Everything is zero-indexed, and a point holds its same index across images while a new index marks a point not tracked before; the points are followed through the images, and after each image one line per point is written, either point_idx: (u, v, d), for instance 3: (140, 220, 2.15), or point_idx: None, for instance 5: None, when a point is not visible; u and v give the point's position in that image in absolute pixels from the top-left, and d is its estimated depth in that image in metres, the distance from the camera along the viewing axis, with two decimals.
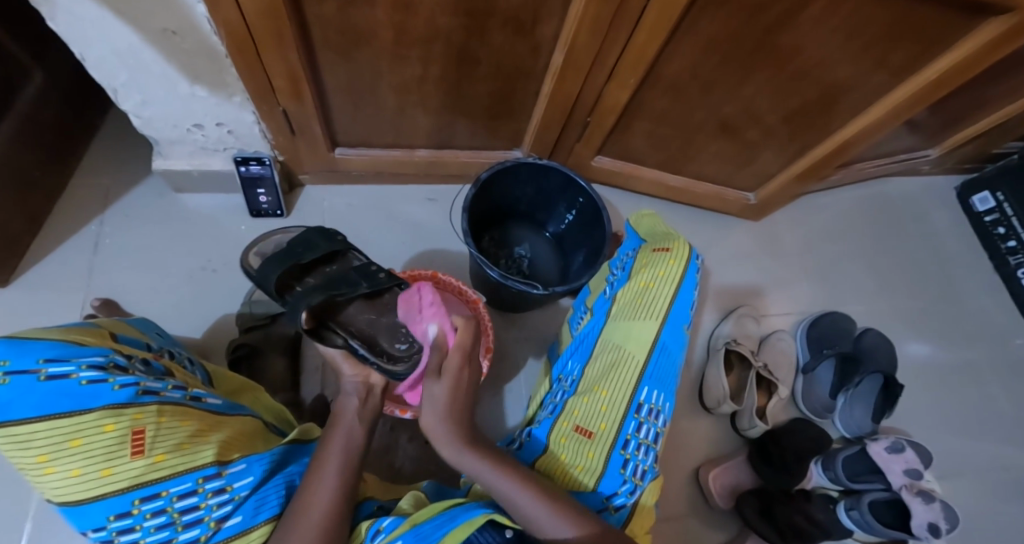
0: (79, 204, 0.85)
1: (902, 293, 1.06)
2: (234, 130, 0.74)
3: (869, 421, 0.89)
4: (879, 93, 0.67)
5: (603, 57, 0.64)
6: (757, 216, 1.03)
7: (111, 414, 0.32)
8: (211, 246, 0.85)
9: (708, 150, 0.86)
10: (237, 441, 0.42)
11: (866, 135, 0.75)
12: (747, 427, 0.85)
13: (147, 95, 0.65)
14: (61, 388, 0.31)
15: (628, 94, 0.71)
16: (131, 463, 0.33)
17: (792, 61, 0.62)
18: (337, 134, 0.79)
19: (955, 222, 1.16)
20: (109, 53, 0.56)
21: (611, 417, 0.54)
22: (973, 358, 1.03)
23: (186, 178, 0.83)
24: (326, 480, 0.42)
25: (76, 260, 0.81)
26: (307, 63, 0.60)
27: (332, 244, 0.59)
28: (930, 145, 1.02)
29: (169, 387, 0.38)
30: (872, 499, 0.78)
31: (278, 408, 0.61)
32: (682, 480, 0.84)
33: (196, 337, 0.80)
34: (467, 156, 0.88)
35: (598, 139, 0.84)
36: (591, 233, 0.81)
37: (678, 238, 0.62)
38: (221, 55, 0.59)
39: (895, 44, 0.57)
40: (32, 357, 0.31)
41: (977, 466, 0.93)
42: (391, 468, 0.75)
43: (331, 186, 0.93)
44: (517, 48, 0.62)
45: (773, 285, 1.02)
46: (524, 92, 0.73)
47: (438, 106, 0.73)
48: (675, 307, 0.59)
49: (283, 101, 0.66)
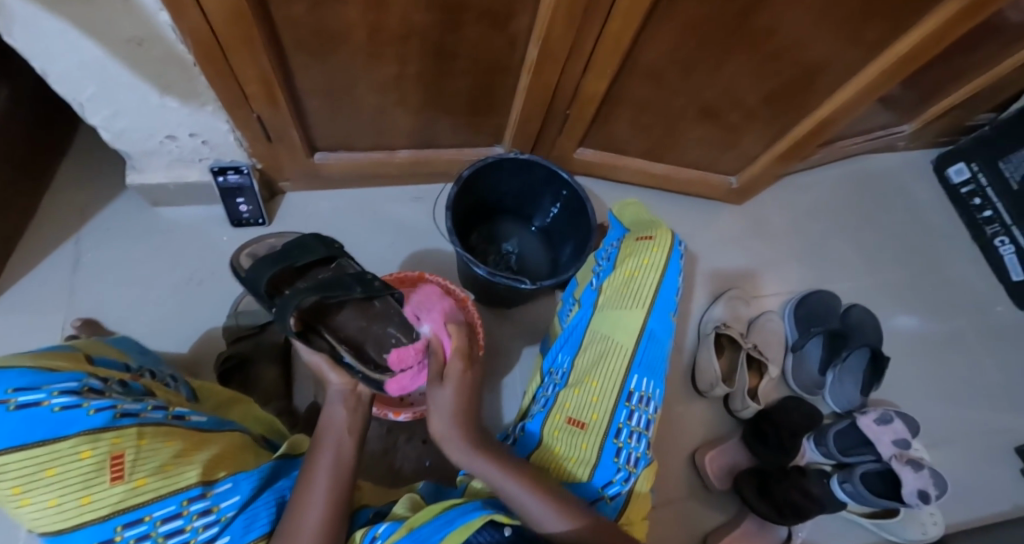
0: (54, 223, 0.83)
1: (884, 268, 1.08)
2: (209, 140, 0.73)
3: (859, 395, 0.91)
4: (852, 70, 0.68)
5: (578, 48, 0.64)
6: (740, 200, 1.04)
7: (87, 440, 0.32)
8: (193, 259, 0.84)
9: (688, 135, 0.86)
10: (225, 458, 0.42)
11: (842, 113, 0.76)
12: (739, 408, 0.86)
13: (116, 109, 0.63)
14: (33, 416, 0.31)
15: (607, 84, 0.71)
16: (111, 489, 0.32)
17: (765, 43, 0.62)
18: (316, 138, 0.78)
19: (932, 195, 1.18)
20: (73, 67, 0.55)
21: (603, 407, 0.54)
22: (956, 327, 1.05)
23: (163, 191, 0.82)
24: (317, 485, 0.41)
25: (54, 282, 0.79)
26: (279, 67, 0.59)
27: (330, 251, 0.58)
28: (904, 120, 1.03)
29: (149, 408, 0.38)
30: (864, 470, 0.79)
31: (269, 418, 0.60)
32: (679, 464, 0.85)
33: (184, 352, 0.79)
34: (448, 154, 0.87)
35: (578, 130, 0.84)
36: (578, 225, 0.82)
37: (660, 225, 0.63)
38: (189, 64, 0.57)
39: (862, 22, 0.58)
40: (1, 389, 0.31)
41: (964, 432, 0.95)
42: (390, 472, 0.75)
43: (314, 191, 0.92)
44: (492, 42, 0.62)
45: (759, 267, 1.03)
46: (501, 87, 0.73)
47: (416, 105, 0.73)
48: (661, 293, 0.59)
49: (258, 107, 0.65)
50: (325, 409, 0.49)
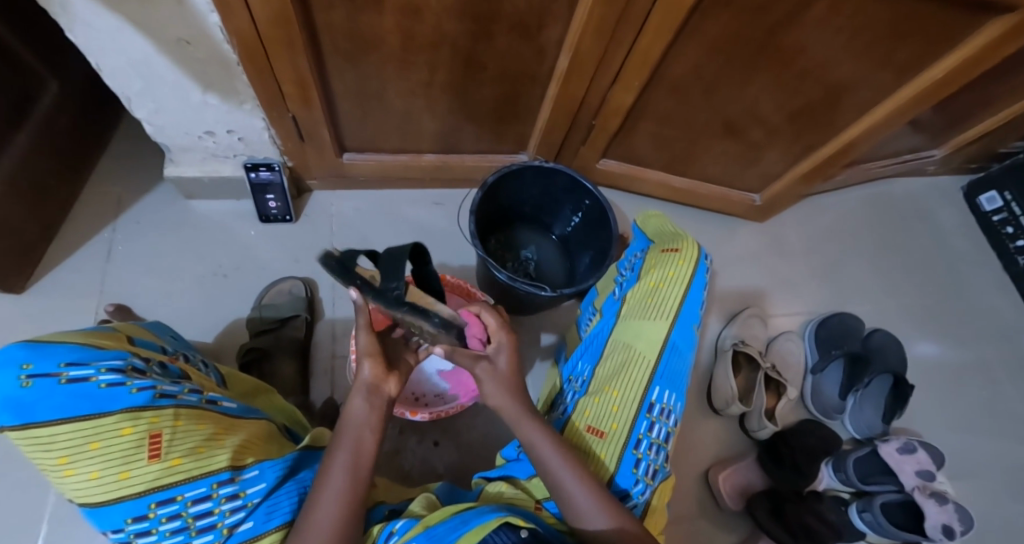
0: (92, 211, 0.86)
1: (909, 293, 1.06)
2: (245, 137, 0.75)
3: (880, 422, 0.89)
4: (882, 93, 0.67)
5: (607, 61, 0.64)
6: (763, 217, 1.04)
7: (129, 417, 0.33)
8: (222, 251, 0.86)
9: (711, 151, 0.86)
10: (252, 446, 0.42)
11: (870, 135, 0.75)
12: (755, 428, 0.84)
13: (160, 104, 0.66)
14: (80, 391, 0.32)
15: (633, 97, 0.72)
16: (148, 466, 0.34)
17: (795, 62, 0.62)
18: (345, 139, 0.80)
19: (961, 222, 1.15)
20: (123, 62, 0.57)
21: (623, 417, 0.53)
22: (983, 359, 1.02)
23: (197, 184, 0.84)
24: (337, 478, 0.41)
25: (89, 267, 0.82)
26: (316, 69, 0.61)
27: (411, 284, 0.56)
28: (934, 145, 1.02)
29: (185, 390, 0.39)
30: (884, 500, 0.77)
31: (291, 409, 0.62)
32: (692, 481, 0.84)
33: (207, 341, 0.80)
34: (472, 160, 0.88)
35: (602, 141, 0.84)
36: (599, 235, 0.82)
37: (686, 238, 0.63)
38: (232, 62, 0.59)
39: (896, 43, 0.58)
40: (53, 361, 0.32)
41: (991, 467, 0.92)
42: (400, 471, 0.75)
43: (339, 190, 0.94)
44: (522, 52, 0.63)
45: (780, 286, 1.02)
46: (529, 96, 0.74)
47: (443, 110, 0.74)
48: (685, 306, 0.59)
49: (293, 107, 0.67)
50: (348, 405, 0.46)
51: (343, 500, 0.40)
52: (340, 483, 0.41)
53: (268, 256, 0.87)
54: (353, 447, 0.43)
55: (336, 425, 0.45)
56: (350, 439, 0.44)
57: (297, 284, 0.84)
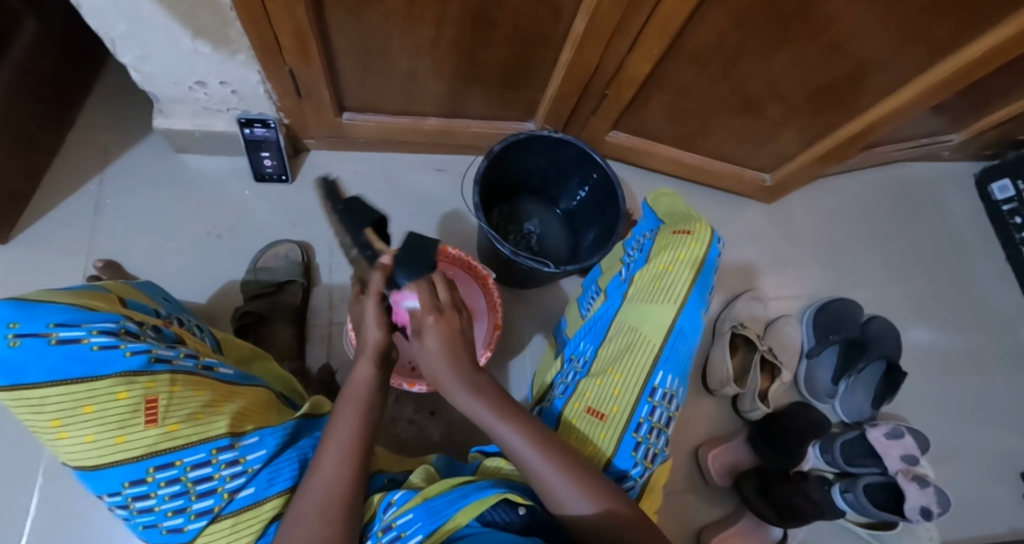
0: (80, 162, 0.82)
1: (910, 280, 1.05)
2: (239, 90, 0.71)
3: (869, 407, 0.90)
4: (911, 73, 0.64)
5: (627, 25, 0.60)
6: (772, 198, 1.01)
7: (123, 381, 0.32)
8: (214, 209, 0.84)
9: (725, 128, 0.83)
10: (251, 413, 0.42)
11: (893, 118, 0.72)
12: (748, 409, 0.86)
13: (147, 51, 0.62)
14: (72, 353, 0.31)
15: (650, 66, 0.68)
16: (145, 431, 0.33)
17: (826, 35, 0.58)
18: (345, 98, 0.76)
19: (970, 210, 1.14)
20: (105, 3, 0.53)
21: (624, 401, 0.53)
22: (976, 348, 1.03)
23: (189, 139, 0.81)
24: (342, 431, 0.41)
25: (76, 221, 0.79)
26: (316, 20, 0.56)
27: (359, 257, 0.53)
28: (952, 129, 0.99)
29: (181, 355, 0.38)
30: (868, 482, 0.79)
31: (288, 377, 0.61)
32: (682, 457, 0.86)
33: (201, 302, 0.79)
34: (478, 127, 0.85)
35: (614, 112, 0.81)
36: (605, 211, 0.80)
37: (699, 220, 0.61)
38: (225, 8, 0.55)
39: (933, 19, 0.54)
40: (42, 321, 0.30)
41: (972, 452, 0.94)
42: (395, 438, 0.76)
43: (337, 151, 0.91)
44: (537, 12, 0.59)
45: (783, 269, 1.01)
46: (541, 59, 0.70)
47: (450, 71, 0.70)
48: (694, 291, 0.58)
49: (291, 61, 0.63)
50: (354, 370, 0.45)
51: (343, 455, 0.40)
52: (345, 435, 0.41)
53: (263, 217, 0.85)
54: (359, 413, 0.42)
55: (342, 392, 0.44)
56: (359, 399, 0.43)
57: (294, 248, 0.82)
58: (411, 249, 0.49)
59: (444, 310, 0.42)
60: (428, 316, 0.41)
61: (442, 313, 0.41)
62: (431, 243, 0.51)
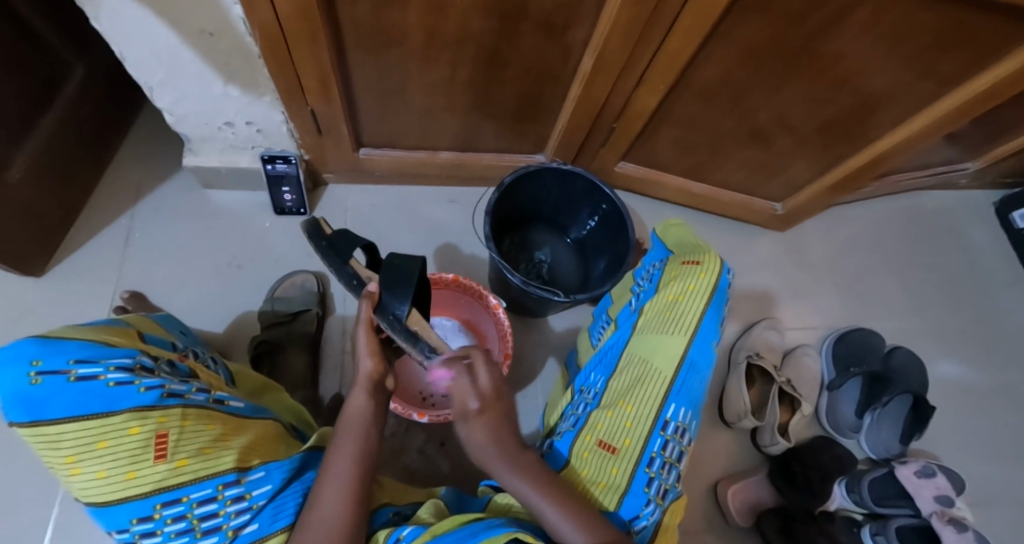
0: (113, 197, 0.87)
1: (933, 310, 1.02)
2: (263, 129, 0.75)
3: (897, 442, 0.86)
4: (920, 104, 0.65)
5: (633, 62, 0.62)
6: (785, 226, 1.01)
7: (136, 416, 0.33)
8: (235, 241, 0.87)
9: (735, 158, 0.84)
10: (258, 447, 0.42)
11: (904, 147, 0.72)
12: (767, 444, 0.82)
13: (181, 94, 0.66)
14: (89, 389, 0.32)
15: (657, 100, 0.70)
16: (154, 467, 0.34)
17: (833, 69, 0.60)
18: (363, 135, 0.79)
19: (991, 238, 1.11)
20: (146, 53, 0.57)
21: (636, 433, 0.52)
22: (1008, 382, 0.98)
23: (215, 175, 0.85)
24: (344, 463, 0.41)
25: (106, 253, 0.83)
26: (338, 63, 0.60)
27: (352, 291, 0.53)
28: (968, 158, 0.98)
29: (193, 389, 0.38)
30: (899, 524, 0.74)
31: (297, 408, 0.61)
32: (700, 494, 0.83)
33: (218, 332, 0.81)
34: (490, 159, 0.87)
35: (623, 143, 0.82)
36: (615, 240, 0.80)
37: (709, 251, 0.61)
38: (254, 54, 0.59)
39: (938, 54, 0.55)
40: (63, 358, 0.32)
41: (1012, 495, 0.89)
42: (405, 470, 0.75)
43: (354, 185, 0.94)
44: (548, 51, 0.62)
45: (798, 297, 1.00)
46: (551, 96, 0.72)
47: (463, 108, 0.73)
48: (705, 322, 0.57)
49: (313, 102, 0.66)
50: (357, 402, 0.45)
51: (349, 485, 0.40)
52: (351, 468, 0.41)
53: (282, 248, 0.87)
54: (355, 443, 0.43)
55: (336, 423, 0.44)
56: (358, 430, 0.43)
57: (310, 279, 0.84)
58: (396, 271, 0.47)
59: (487, 398, 0.45)
60: (473, 403, 0.44)
61: (486, 399, 0.45)
62: (414, 261, 0.48)
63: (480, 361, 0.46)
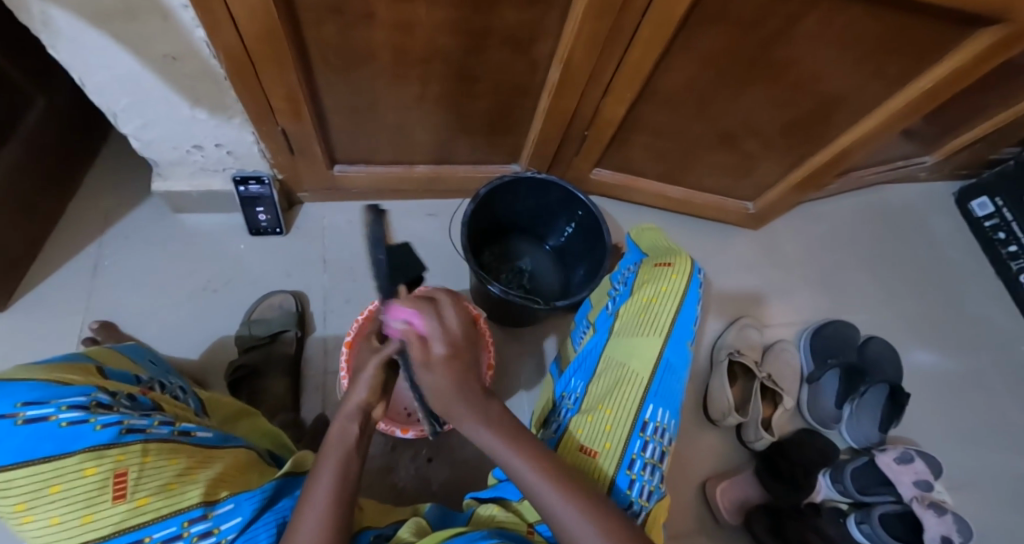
0: (81, 226, 0.85)
1: (903, 300, 1.06)
2: (234, 151, 0.74)
3: (876, 431, 0.88)
4: (874, 104, 0.67)
5: (598, 73, 0.64)
6: (758, 225, 1.03)
7: (91, 457, 0.32)
8: (210, 265, 0.85)
9: (705, 161, 0.86)
10: (227, 478, 0.40)
11: (862, 145, 0.75)
12: (752, 439, 0.83)
13: (146, 118, 0.65)
14: (41, 431, 0.31)
15: (625, 109, 0.72)
16: (113, 508, 0.32)
17: (789, 73, 0.62)
18: (336, 152, 0.79)
19: (954, 228, 1.16)
20: (108, 79, 0.57)
21: (616, 436, 0.52)
22: (978, 366, 1.02)
23: (186, 199, 0.84)
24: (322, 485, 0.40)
25: (73, 284, 0.81)
26: (306, 83, 0.60)
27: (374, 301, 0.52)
28: (926, 152, 1.02)
29: (155, 423, 0.37)
30: (882, 512, 0.76)
31: (274, 432, 0.60)
32: (689, 494, 0.83)
33: (194, 358, 0.79)
34: (466, 171, 0.88)
35: (595, 151, 0.84)
36: (593, 246, 0.81)
37: (679, 253, 0.63)
38: (220, 78, 0.59)
39: (885, 57, 0.58)
40: (10, 401, 0.31)
41: (988, 475, 0.92)
42: (393, 488, 0.74)
43: (330, 202, 0.93)
44: (515, 66, 0.63)
45: (774, 294, 1.02)
46: (521, 107, 0.73)
47: (435, 123, 0.73)
48: (678, 323, 0.59)
49: (283, 122, 0.66)
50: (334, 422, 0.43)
51: None
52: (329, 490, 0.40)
53: (258, 270, 0.86)
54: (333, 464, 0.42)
55: (320, 448, 0.42)
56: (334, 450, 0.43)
57: (288, 299, 0.83)
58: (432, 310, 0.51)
59: (454, 346, 0.44)
60: (436, 349, 0.43)
61: (450, 346, 0.44)
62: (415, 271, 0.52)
63: (445, 305, 0.46)
